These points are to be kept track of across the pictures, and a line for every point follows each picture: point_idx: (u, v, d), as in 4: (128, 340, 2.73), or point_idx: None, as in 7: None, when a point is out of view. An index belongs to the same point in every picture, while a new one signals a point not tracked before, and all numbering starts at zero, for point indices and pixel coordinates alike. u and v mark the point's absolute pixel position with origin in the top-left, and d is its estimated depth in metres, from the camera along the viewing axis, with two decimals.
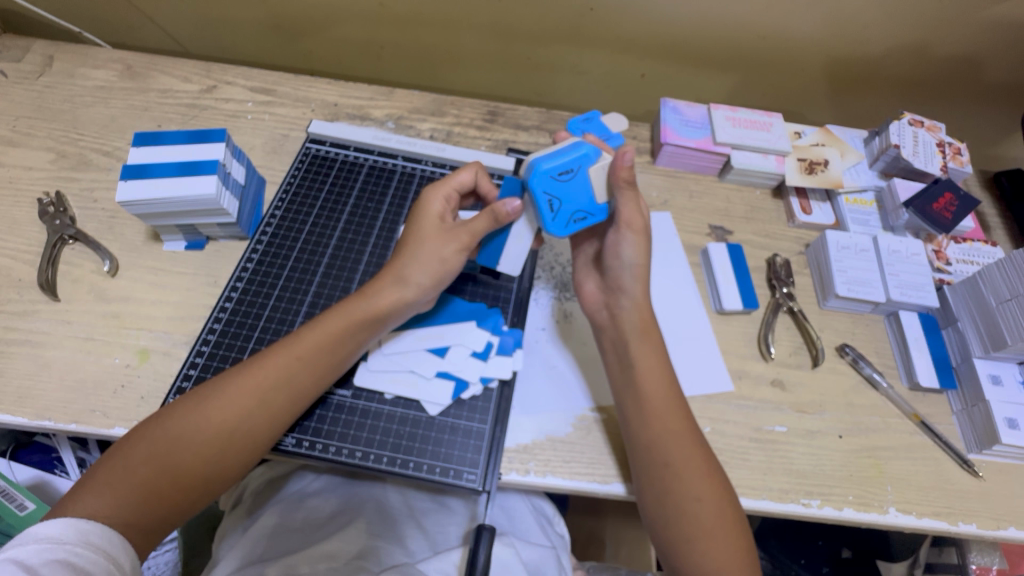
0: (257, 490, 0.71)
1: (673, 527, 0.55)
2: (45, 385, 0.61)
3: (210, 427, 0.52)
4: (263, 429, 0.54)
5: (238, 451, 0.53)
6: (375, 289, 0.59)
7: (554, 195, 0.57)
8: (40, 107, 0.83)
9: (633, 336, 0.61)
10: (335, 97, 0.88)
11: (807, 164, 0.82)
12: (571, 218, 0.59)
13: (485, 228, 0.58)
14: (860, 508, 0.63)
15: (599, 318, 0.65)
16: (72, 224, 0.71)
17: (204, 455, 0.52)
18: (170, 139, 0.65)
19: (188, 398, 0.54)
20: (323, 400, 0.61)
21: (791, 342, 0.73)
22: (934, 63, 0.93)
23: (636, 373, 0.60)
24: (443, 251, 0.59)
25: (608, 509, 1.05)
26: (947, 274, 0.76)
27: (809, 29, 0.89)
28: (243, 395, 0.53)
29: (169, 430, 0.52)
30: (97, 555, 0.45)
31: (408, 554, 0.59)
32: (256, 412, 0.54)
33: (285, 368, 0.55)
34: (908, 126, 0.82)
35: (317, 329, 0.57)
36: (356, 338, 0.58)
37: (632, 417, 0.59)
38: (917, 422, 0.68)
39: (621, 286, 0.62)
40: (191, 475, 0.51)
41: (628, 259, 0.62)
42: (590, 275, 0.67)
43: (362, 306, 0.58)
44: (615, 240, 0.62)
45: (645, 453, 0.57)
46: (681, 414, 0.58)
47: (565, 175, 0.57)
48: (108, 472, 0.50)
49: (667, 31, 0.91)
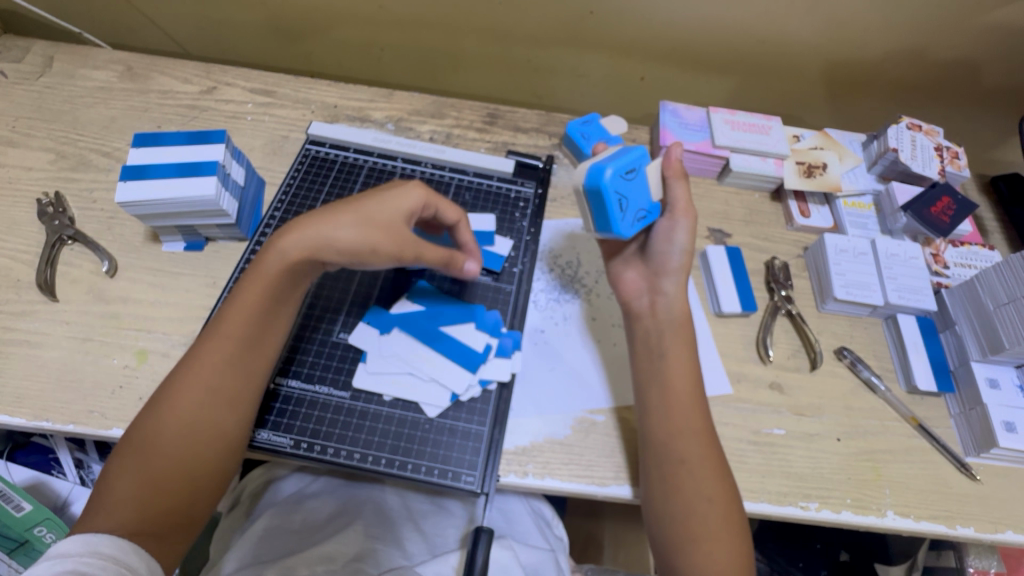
0: (255, 492, 0.71)
1: (671, 529, 0.55)
2: (42, 385, 0.61)
3: (170, 425, 0.52)
4: (221, 415, 0.54)
5: (204, 442, 0.52)
6: (290, 248, 0.57)
7: (623, 195, 0.59)
8: (39, 107, 0.83)
9: (672, 324, 0.62)
10: (335, 99, 0.88)
11: (806, 167, 0.82)
12: (635, 217, 0.61)
13: (434, 261, 0.60)
14: (858, 511, 0.63)
15: (640, 305, 0.65)
16: (71, 225, 0.71)
17: (178, 453, 0.51)
18: (171, 140, 0.66)
19: (148, 408, 0.53)
20: (279, 393, 0.61)
21: (790, 345, 0.73)
22: (933, 67, 0.93)
23: (667, 363, 0.60)
24: (366, 206, 0.58)
25: (607, 511, 1.05)
26: (945, 278, 0.77)
27: (808, 33, 0.89)
28: (190, 389, 0.53)
29: (135, 443, 0.51)
30: (104, 562, 0.45)
31: (406, 557, 0.59)
32: (211, 400, 0.53)
33: (219, 348, 0.55)
34: (906, 130, 0.83)
35: (236, 304, 0.57)
36: (280, 295, 0.57)
37: (656, 409, 0.59)
38: (915, 426, 0.68)
39: (668, 271, 0.63)
40: (173, 476, 0.51)
41: (678, 244, 0.63)
42: (631, 265, 0.67)
43: (290, 273, 0.57)
44: (668, 226, 0.63)
45: (663, 445, 0.57)
46: (702, 411, 0.59)
47: (631, 175, 0.59)
48: (98, 496, 0.50)
49: (666, 34, 0.92)
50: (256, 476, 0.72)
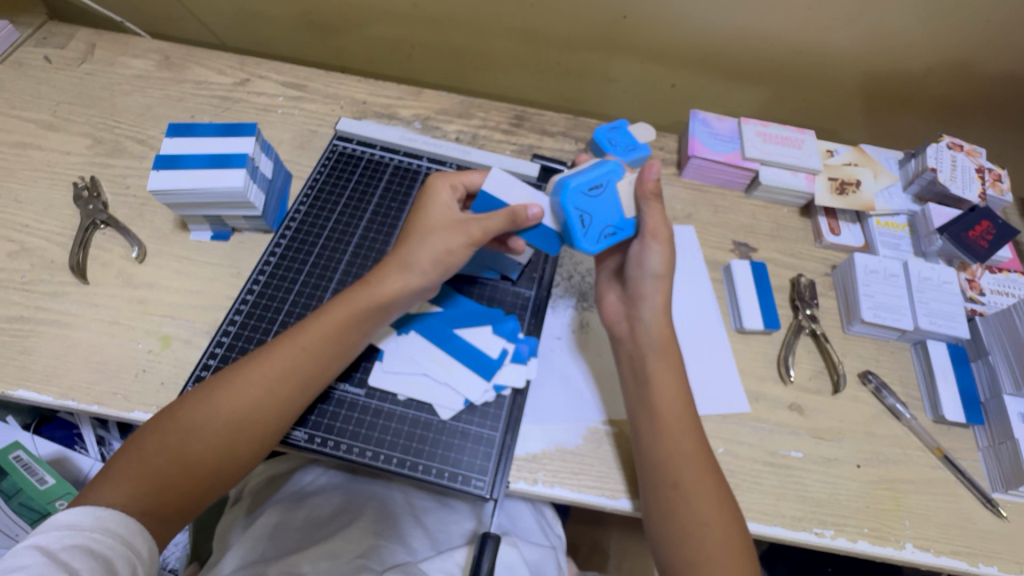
0: (257, 489, 0.71)
1: (678, 552, 0.54)
2: (70, 365, 0.63)
3: (219, 416, 0.53)
4: (268, 418, 0.54)
5: (246, 441, 0.53)
6: (378, 278, 0.60)
7: (586, 211, 0.58)
8: (79, 93, 0.85)
9: (652, 348, 0.61)
10: (364, 95, 0.89)
11: (838, 184, 0.80)
12: (601, 233, 0.59)
13: (501, 228, 0.58)
14: (875, 542, 0.61)
15: (618, 329, 0.65)
16: (104, 210, 0.73)
17: (216, 445, 0.52)
18: (202, 131, 0.67)
19: (201, 389, 0.55)
20: (334, 397, 0.61)
21: (812, 366, 0.71)
22: (979, 84, 0.90)
23: (651, 387, 0.59)
24: (443, 233, 0.60)
25: (613, 521, 1.05)
26: (980, 305, 0.74)
27: (847, 44, 0.87)
28: (250, 387, 0.54)
29: (180, 418, 0.53)
30: (114, 540, 0.46)
31: (410, 553, 0.60)
32: (264, 401, 0.54)
33: (288, 356, 0.56)
34: (946, 150, 0.80)
35: (322, 319, 0.58)
36: (362, 326, 0.58)
37: (645, 431, 0.58)
38: (941, 457, 0.66)
39: (642, 297, 0.62)
40: (204, 464, 0.52)
41: (650, 269, 0.62)
42: (612, 287, 0.67)
43: (367, 295, 0.58)
44: (639, 250, 0.62)
45: (656, 469, 0.56)
46: (696, 433, 0.58)
47: (597, 190, 0.58)
48: (124, 466, 0.51)
49: (699, 40, 0.90)
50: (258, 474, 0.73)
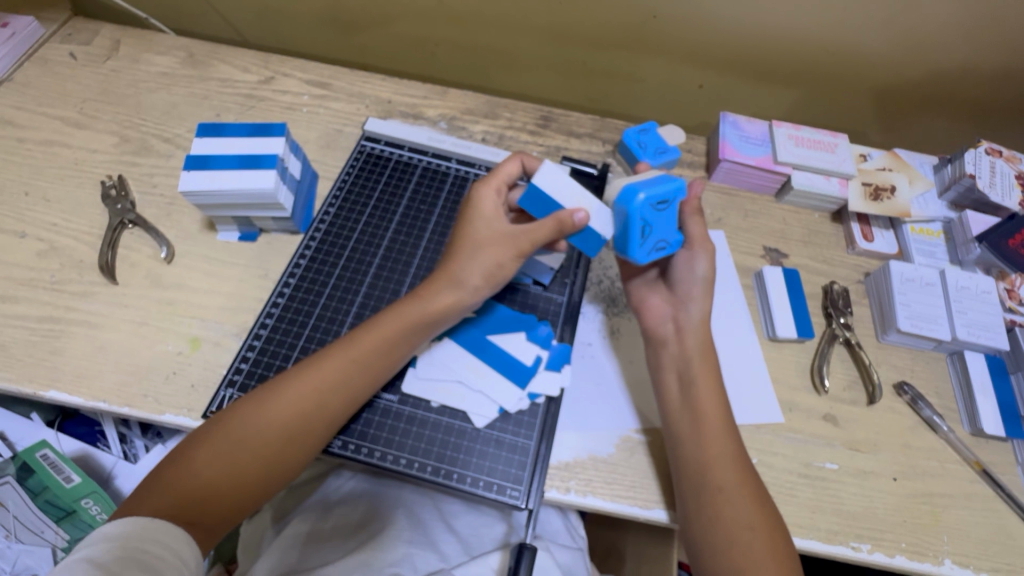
0: (280, 500, 0.71)
1: (719, 565, 0.53)
2: (100, 366, 0.63)
3: (269, 429, 0.52)
4: (317, 431, 0.54)
5: (295, 454, 0.53)
6: (429, 291, 0.59)
7: (648, 224, 0.56)
8: (105, 90, 0.85)
9: (699, 350, 0.60)
10: (390, 95, 0.88)
11: (873, 190, 0.79)
12: (654, 247, 0.58)
13: (548, 237, 0.57)
14: (913, 557, 0.60)
15: (662, 331, 0.63)
16: (132, 209, 0.73)
17: (267, 458, 0.52)
18: (232, 131, 0.66)
19: (250, 398, 0.54)
20: (369, 403, 0.61)
21: (846, 375, 0.70)
22: (1016, 89, 0.88)
23: (697, 390, 0.59)
24: (494, 248, 0.58)
25: (632, 525, 1.04)
26: (1020, 315, 0.72)
27: (882, 46, 0.85)
28: (300, 401, 0.53)
29: (227, 430, 0.52)
30: (162, 550, 0.44)
31: (442, 559, 0.59)
32: (314, 416, 0.54)
33: (340, 369, 0.55)
34: (985, 156, 0.78)
35: (371, 332, 0.57)
36: (411, 341, 0.58)
37: (687, 435, 0.58)
38: (979, 471, 0.65)
39: (691, 298, 0.62)
40: (253, 476, 0.52)
41: (700, 272, 0.62)
42: (654, 290, 0.66)
43: (418, 311, 0.57)
44: (687, 255, 0.62)
45: (698, 474, 0.56)
46: (734, 438, 0.57)
47: (662, 206, 0.56)
48: (173, 476, 0.50)
49: (730, 41, 0.89)
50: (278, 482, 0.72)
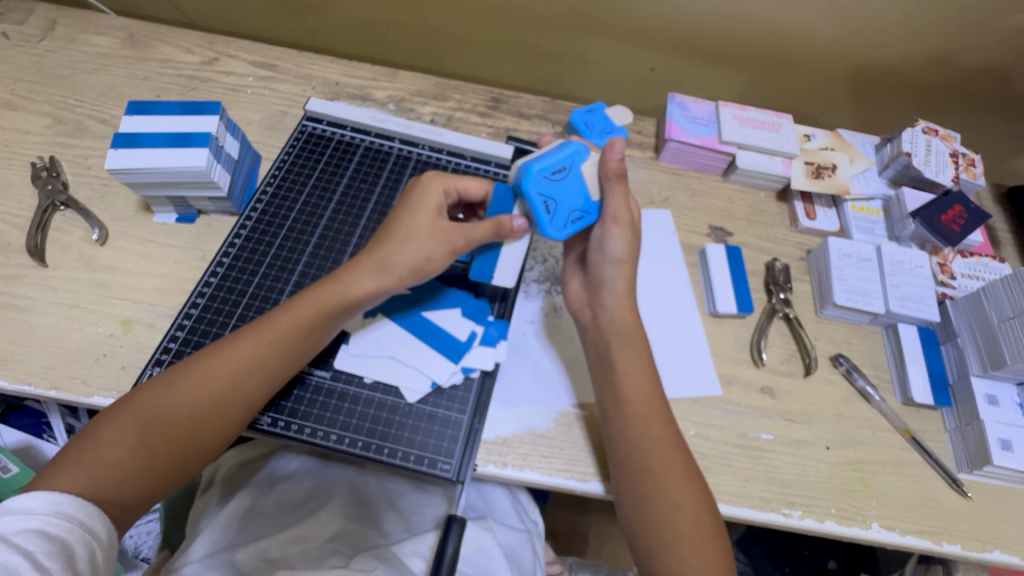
0: (228, 473, 0.68)
1: (650, 534, 0.54)
2: (26, 350, 0.61)
3: (182, 408, 0.51)
4: (235, 410, 0.54)
5: (210, 434, 0.53)
6: (351, 276, 0.57)
7: (550, 197, 0.57)
8: (39, 71, 0.82)
9: (616, 335, 0.60)
10: (337, 76, 0.87)
11: (814, 168, 0.80)
12: (569, 218, 0.58)
13: (485, 236, 0.57)
14: (842, 522, 0.62)
15: (583, 317, 0.64)
16: (64, 191, 0.71)
17: (181, 437, 0.51)
18: (163, 109, 0.65)
19: (161, 377, 0.53)
20: (305, 382, 0.60)
21: (784, 349, 0.71)
22: (955, 72, 0.90)
23: (617, 374, 0.59)
24: (426, 239, 0.57)
25: (594, 505, 1.06)
26: (950, 288, 0.74)
27: (826, 28, 0.86)
28: (214, 380, 0.53)
29: (140, 409, 0.51)
30: (71, 524, 0.45)
31: (383, 536, 0.59)
32: (229, 395, 0.53)
33: (256, 351, 0.54)
34: (921, 134, 0.80)
35: (289, 314, 0.56)
36: (331, 323, 0.57)
37: (612, 418, 0.58)
38: (909, 438, 0.66)
39: (604, 283, 0.61)
40: (167, 455, 0.51)
41: (611, 254, 0.60)
42: (574, 273, 0.66)
43: (337, 293, 0.56)
44: (601, 234, 0.60)
45: (626, 452, 0.56)
46: (664, 417, 0.58)
47: (558, 174, 0.57)
48: (78, 457, 0.49)
49: (678, 23, 0.89)
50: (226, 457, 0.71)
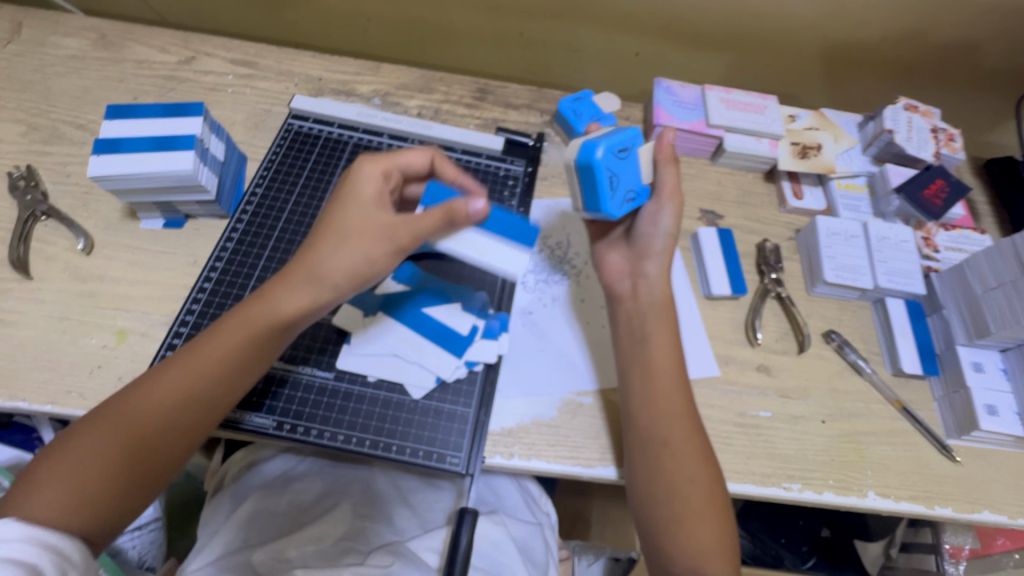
0: (238, 476, 0.68)
1: (662, 509, 0.55)
2: (18, 365, 0.60)
3: (113, 441, 0.48)
4: (184, 427, 0.51)
5: (150, 462, 0.49)
6: (281, 289, 0.53)
7: (614, 172, 0.56)
8: (9, 76, 0.79)
9: (654, 307, 0.62)
10: (320, 72, 0.85)
11: (800, 148, 0.81)
12: (624, 197, 0.58)
13: (434, 227, 0.53)
14: (839, 492, 0.64)
15: (620, 288, 0.64)
16: (44, 200, 0.69)
17: (115, 470, 0.48)
18: (144, 112, 0.63)
19: (92, 414, 0.50)
20: (291, 380, 0.60)
21: (778, 328, 0.73)
22: (932, 49, 0.92)
23: (650, 347, 0.60)
24: (361, 239, 0.53)
25: (595, 489, 1.08)
26: (935, 261, 0.76)
27: (807, 9, 0.87)
28: (149, 407, 0.50)
29: (72, 446, 0.48)
30: (47, 552, 0.43)
31: (397, 533, 0.60)
32: (167, 421, 0.50)
33: (209, 358, 0.51)
34: (902, 111, 0.82)
35: (221, 333, 0.53)
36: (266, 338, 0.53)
37: (637, 393, 0.59)
38: (899, 408, 0.69)
39: (651, 253, 0.63)
40: (102, 490, 0.47)
41: (662, 227, 0.62)
42: (615, 247, 0.67)
43: (273, 307, 0.53)
44: (654, 208, 0.62)
45: (647, 428, 0.57)
46: (685, 393, 0.59)
47: (624, 154, 0.56)
48: (29, 491, 0.46)
49: (661, 7, 0.89)
50: (234, 458, 0.71)
